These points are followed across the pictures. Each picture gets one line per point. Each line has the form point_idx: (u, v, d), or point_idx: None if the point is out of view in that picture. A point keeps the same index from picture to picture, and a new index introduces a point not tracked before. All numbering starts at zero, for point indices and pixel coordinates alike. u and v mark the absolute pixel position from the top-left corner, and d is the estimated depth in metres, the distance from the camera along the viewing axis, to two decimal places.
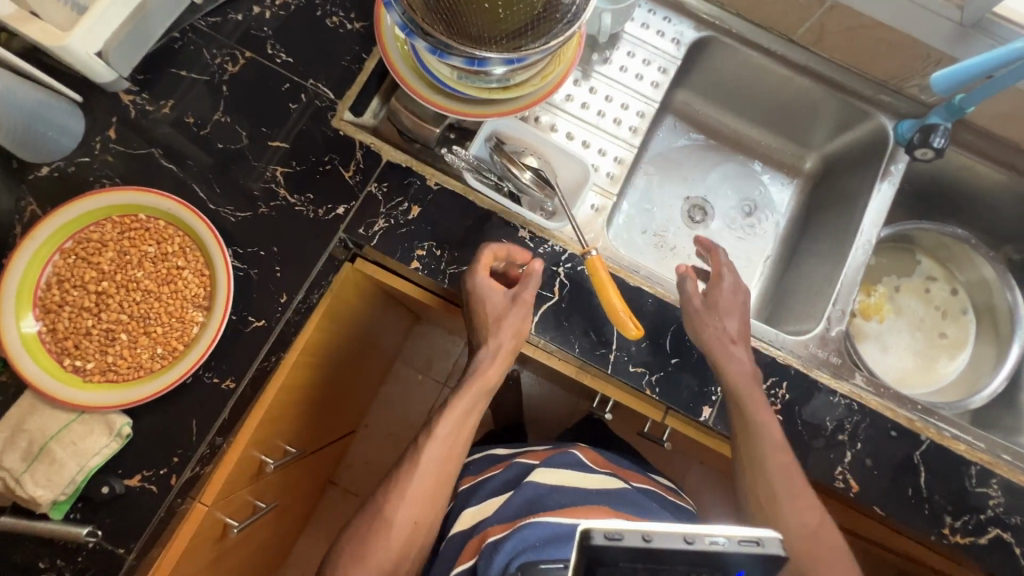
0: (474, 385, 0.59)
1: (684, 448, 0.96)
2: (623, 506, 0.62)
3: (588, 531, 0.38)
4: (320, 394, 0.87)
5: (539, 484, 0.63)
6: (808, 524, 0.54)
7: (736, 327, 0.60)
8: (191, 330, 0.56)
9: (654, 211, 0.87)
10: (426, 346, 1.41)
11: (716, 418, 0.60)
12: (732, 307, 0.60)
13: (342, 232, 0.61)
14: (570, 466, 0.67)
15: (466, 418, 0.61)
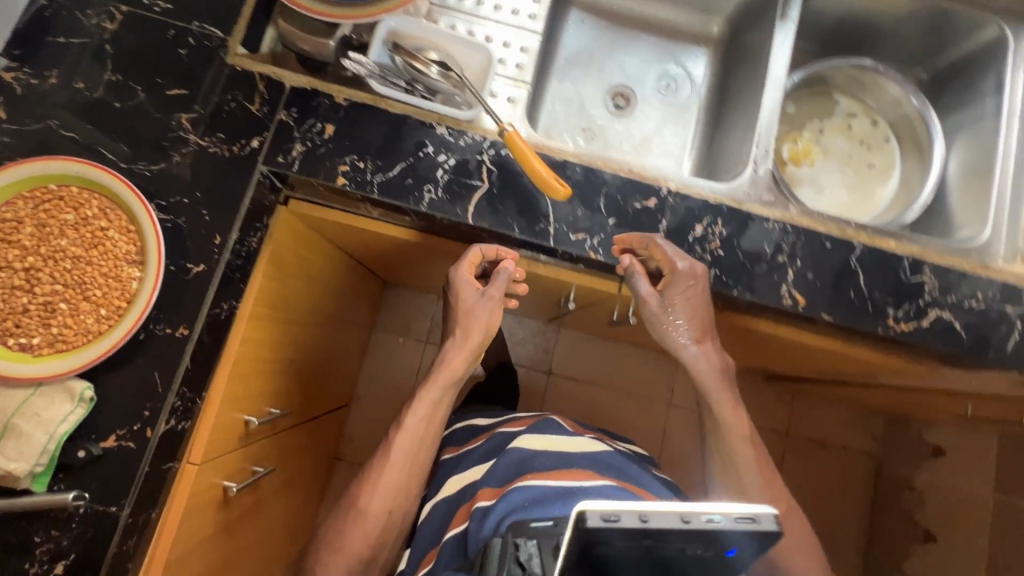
0: (439, 376, 0.67)
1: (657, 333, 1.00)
2: (607, 469, 0.61)
3: (583, 514, 0.36)
4: (294, 355, 0.88)
5: (524, 446, 0.64)
6: (752, 457, 0.66)
7: (692, 325, 0.63)
8: (131, 286, 0.56)
9: (580, 106, 0.87)
10: (400, 309, 1.42)
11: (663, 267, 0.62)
12: (694, 302, 0.61)
13: (261, 164, 0.61)
14: (556, 430, 0.67)
15: (435, 404, 0.68)
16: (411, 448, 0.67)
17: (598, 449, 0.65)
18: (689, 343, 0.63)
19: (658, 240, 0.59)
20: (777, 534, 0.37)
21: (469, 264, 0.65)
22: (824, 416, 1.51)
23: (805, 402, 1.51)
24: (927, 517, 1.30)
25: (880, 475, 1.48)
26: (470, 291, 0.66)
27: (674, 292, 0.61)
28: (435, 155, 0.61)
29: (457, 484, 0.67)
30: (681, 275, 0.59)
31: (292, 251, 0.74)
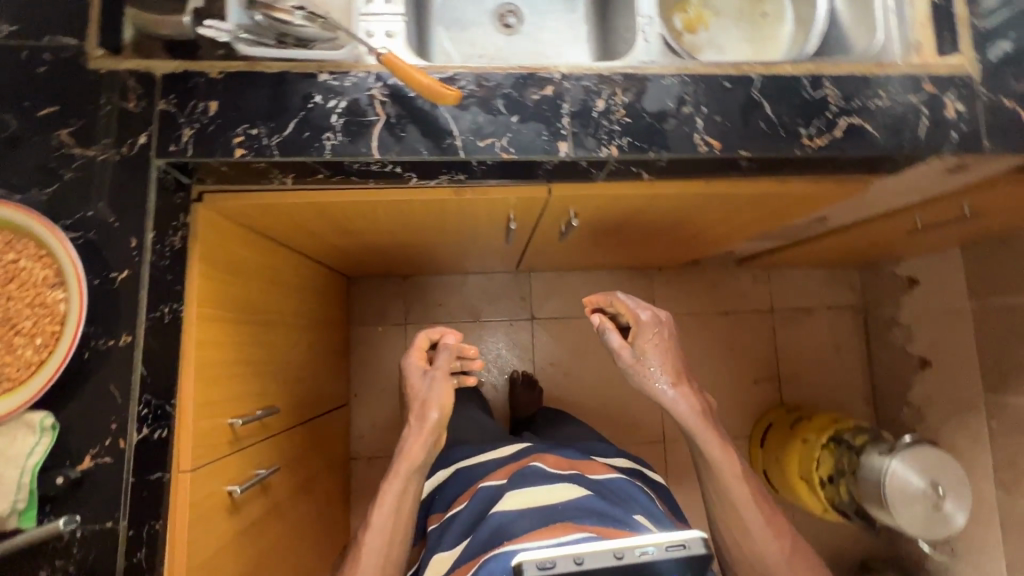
0: (401, 468, 0.72)
1: (610, 235, 1.02)
2: (586, 516, 0.68)
3: (524, 565, 0.49)
4: (266, 354, 0.88)
5: (505, 512, 0.71)
6: (760, 523, 0.77)
7: (665, 368, 0.76)
8: (59, 309, 0.55)
9: (470, 34, 0.86)
10: (371, 299, 1.42)
11: (576, 148, 0.63)
12: (659, 347, 0.76)
13: (156, 159, 0.59)
14: (536, 482, 0.76)
15: (404, 494, 0.73)
16: (383, 548, 0.72)
17: (572, 497, 0.72)
18: (669, 386, 0.76)
19: (617, 297, 0.78)
20: (702, 554, 0.50)
21: (416, 351, 0.75)
22: (803, 283, 1.55)
23: (782, 275, 1.55)
24: (918, 345, 1.35)
25: (869, 322, 1.53)
26: (417, 377, 0.74)
27: (644, 338, 0.76)
28: (324, 102, 0.61)
29: (443, 562, 0.73)
30: (647, 326, 0.76)
31: (229, 250, 0.74)
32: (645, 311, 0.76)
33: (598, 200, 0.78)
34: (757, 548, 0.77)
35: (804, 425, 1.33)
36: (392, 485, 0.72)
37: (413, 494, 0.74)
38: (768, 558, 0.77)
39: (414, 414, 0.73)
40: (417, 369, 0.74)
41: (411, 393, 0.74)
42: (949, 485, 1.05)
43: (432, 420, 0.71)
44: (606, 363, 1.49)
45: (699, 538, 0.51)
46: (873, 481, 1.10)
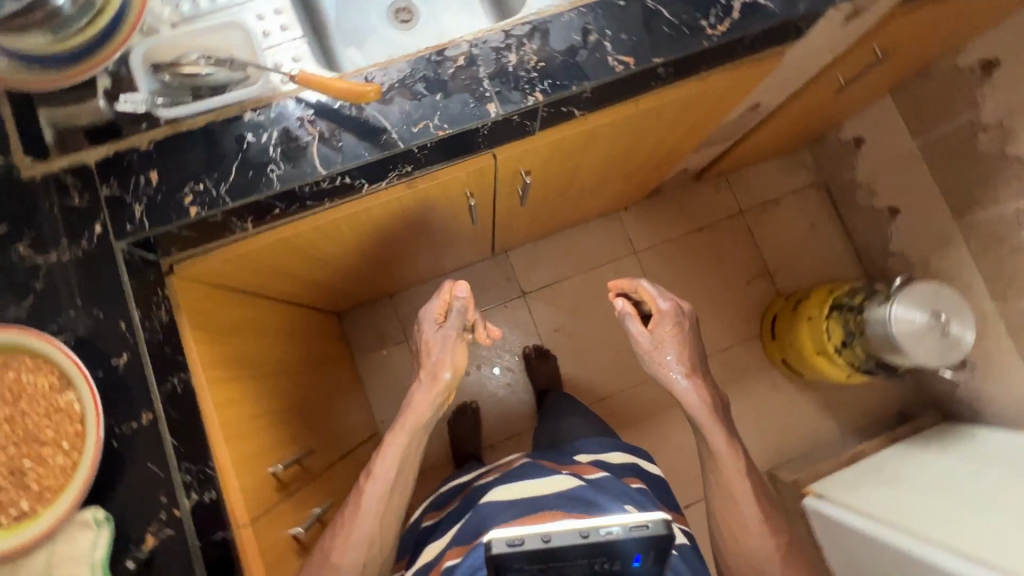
0: (408, 420, 0.76)
1: (567, 186, 1.06)
2: (574, 505, 0.69)
3: (493, 542, 0.59)
4: (284, 400, 0.90)
5: (493, 502, 0.73)
6: (754, 518, 0.81)
7: (681, 360, 0.82)
8: (75, 409, 0.56)
9: (371, 39, 0.88)
10: (367, 326, 1.45)
11: (503, 105, 0.65)
12: (674, 336, 0.82)
13: (117, 243, 0.61)
14: (525, 478, 0.77)
15: (406, 449, 0.76)
16: (383, 496, 0.74)
17: (565, 487, 0.74)
18: (682, 376, 0.82)
19: (640, 286, 0.85)
20: (660, 534, 0.59)
21: (435, 305, 0.78)
22: (761, 178, 1.60)
23: (739, 177, 1.60)
24: (883, 197, 1.40)
25: (833, 193, 1.58)
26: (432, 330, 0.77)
27: (662, 328, 0.83)
28: (258, 139, 0.63)
29: (431, 552, 0.77)
30: (665, 317, 0.82)
31: (215, 311, 0.76)
32: (666, 301, 0.83)
33: (541, 153, 0.81)
34: (749, 540, 0.80)
35: (805, 305, 1.37)
36: (398, 437, 0.75)
37: (416, 450, 0.77)
38: (760, 549, 0.80)
39: (424, 371, 0.77)
40: (432, 320, 0.78)
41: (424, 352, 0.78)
42: (949, 310, 1.10)
43: (444, 379, 0.75)
44: (605, 312, 1.53)
45: (659, 520, 0.59)
46: (882, 330, 1.15)
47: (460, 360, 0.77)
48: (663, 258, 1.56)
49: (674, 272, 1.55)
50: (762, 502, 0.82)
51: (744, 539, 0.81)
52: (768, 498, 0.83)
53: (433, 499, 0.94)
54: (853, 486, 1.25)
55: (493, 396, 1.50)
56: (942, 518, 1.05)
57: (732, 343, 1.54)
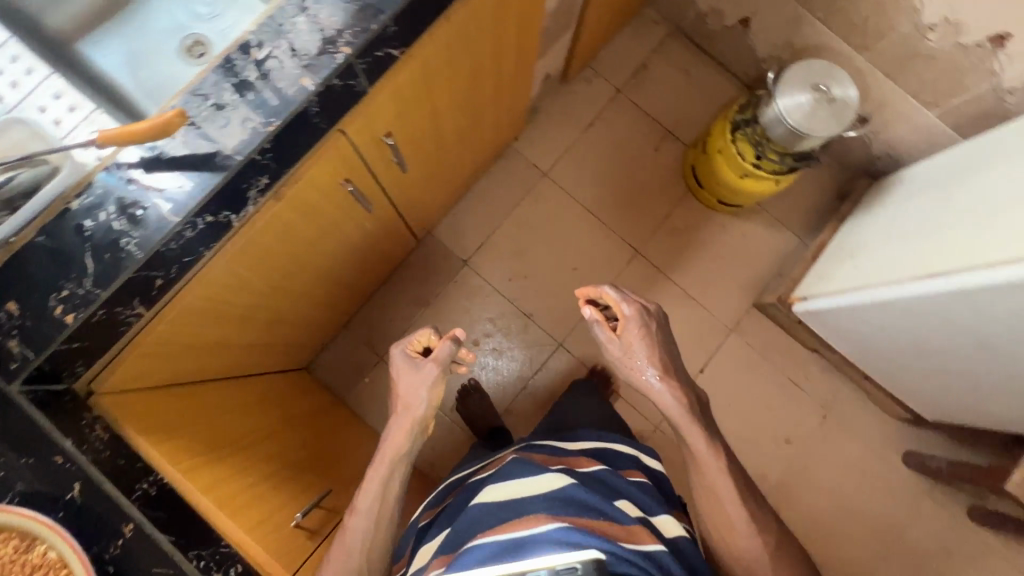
0: (387, 453, 0.84)
1: (441, 137, 1.06)
2: (565, 508, 0.74)
3: None
4: (279, 460, 0.90)
5: (487, 503, 0.78)
6: (743, 517, 0.86)
7: (655, 363, 0.89)
8: (52, 557, 0.54)
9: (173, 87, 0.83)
10: (339, 364, 1.47)
11: (317, 74, 0.63)
12: (641, 339, 0.89)
13: (13, 385, 0.59)
14: (526, 476, 0.81)
15: (387, 480, 0.83)
16: (370, 526, 0.80)
17: (557, 488, 0.77)
18: (655, 377, 0.88)
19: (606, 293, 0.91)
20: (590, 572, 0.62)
21: (407, 346, 0.87)
22: (619, 53, 1.63)
23: (601, 62, 1.62)
24: (730, 14, 1.44)
25: (689, 33, 1.61)
26: (405, 372, 0.85)
27: (629, 334, 0.89)
28: (98, 221, 0.59)
29: (426, 552, 0.81)
30: (633, 325, 0.89)
31: (161, 410, 0.73)
32: (631, 309, 0.89)
33: (389, 109, 0.79)
34: (738, 541, 0.85)
35: (711, 141, 1.40)
36: (378, 470, 0.83)
37: (398, 481, 0.83)
38: (751, 548, 0.85)
39: (399, 411, 0.86)
40: (407, 361, 0.86)
41: (401, 397, 0.86)
42: (826, 79, 1.16)
43: (418, 410, 0.84)
44: (546, 242, 1.55)
45: (590, 560, 0.63)
46: (781, 127, 1.20)
47: (431, 390, 0.85)
48: (571, 168, 1.59)
49: (587, 176, 1.59)
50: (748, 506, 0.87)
51: (733, 543, 0.86)
52: (755, 499, 0.88)
53: (429, 500, 0.94)
54: (826, 275, 1.32)
55: (486, 367, 1.50)
56: (902, 259, 1.10)
57: (670, 209, 1.57)
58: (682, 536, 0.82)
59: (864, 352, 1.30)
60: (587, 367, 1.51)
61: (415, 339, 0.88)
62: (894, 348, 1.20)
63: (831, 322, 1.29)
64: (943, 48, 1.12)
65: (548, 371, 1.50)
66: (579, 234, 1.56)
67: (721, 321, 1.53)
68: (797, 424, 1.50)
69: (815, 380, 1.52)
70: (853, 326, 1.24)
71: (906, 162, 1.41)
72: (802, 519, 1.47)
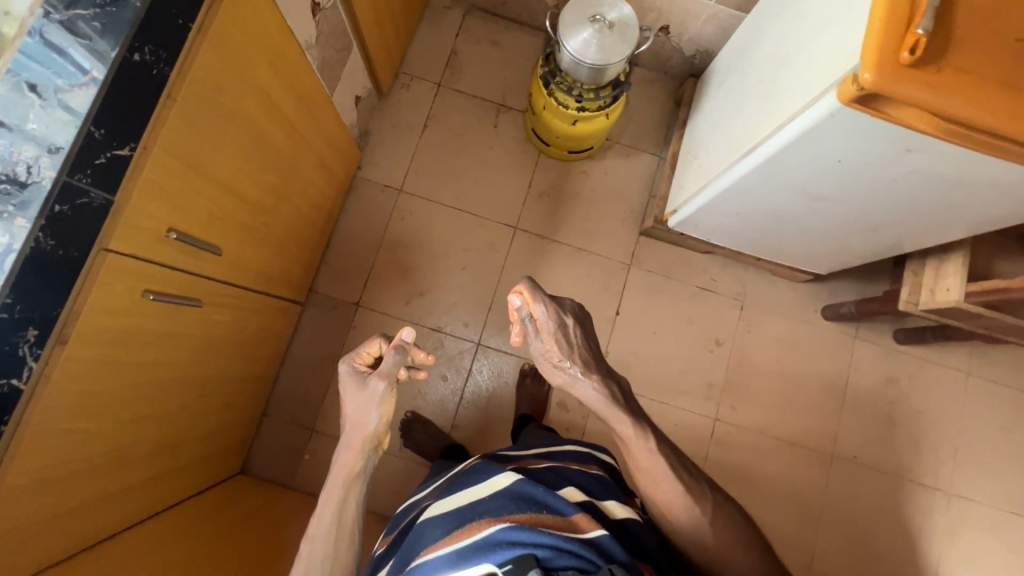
0: (340, 474, 0.82)
1: (252, 204, 1.02)
2: (512, 507, 0.64)
3: None
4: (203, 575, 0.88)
5: (433, 515, 0.70)
6: (679, 490, 0.77)
7: (576, 363, 0.81)
8: None
9: None
10: (272, 451, 1.43)
11: (30, 210, 0.61)
12: (560, 341, 0.81)
13: None
14: (472, 480, 0.72)
15: (344, 502, 0.80)
16: (326, 554, 0.76)
17: (502, 486, 0.67)
18: (579, 374, 0.81)
19: (517, 298, 0.82)
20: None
21: (355, 359, 0.89)
22: (425, 48, 1.62)
23: (412, 63, 1.61)
24: None
25: (481, 6, 1.62)
26: (353, 388, 0.87)
27: (547, 334, 0.82)
28: None
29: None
30: (552, 327, 0.81)
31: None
32: (549, 309, 0.81)
33: (155, 203, 0.75)
34: (677, 515, 0.77)
35: (534, 101, 1.42)
36: (333, 492, 0.81)
37: (354, 503, 0.81)
38: (689, 520, 0.76)
39: (349, 428, 0.85)
40: (353, 374, 0.88)
41: (351, 417, 0.86)
42: (599, 8, 1.18)
43: (368, 424, 0.84)
44: (428, 252, 1.54)
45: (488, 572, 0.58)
46: (583, 69, 1.22)
47: (381, 402, 0.85)
48: (422, 174, 1.57)
49: (439, 176, 1.58)
50: (682, 478, 0.77)
51: (675, 518, 0.77)
52: (689, 473, 0.79)
53: (391, 525, 0.85)
54: (682, 183, 1.35)
55: (418, 395, 1.48)
56: (730, 145, 1.13)
57: (530, 177, 1.59)
58: (630, 517, 0.71)
59: (741, 239, 1.35)
60: (513, 354, 1.51)
61: (362, 351, 0.90)
62: (760, 227, 1.25)
63: (701, 223, 1.33)
64: None
65: (477, 374, 1.50)
66: (455, 233, 1.55)
67: (617, 260, 1.56)
68: (720, 323, 1.55)
69: (720, 277, 1.57)
70: (718, 220, 1.28)
71: (715, 52, 1.46)
72: (757, 406, 1.52)
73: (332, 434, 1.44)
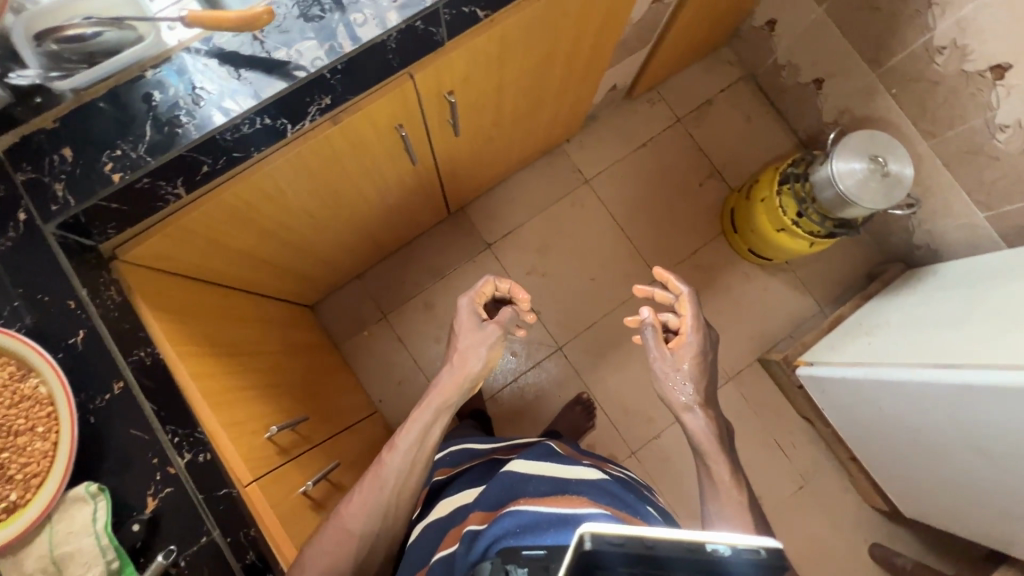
0: (436, 400, 0.78)
1: (500, 115, 1.08)
2: (602, 497, 0.70)
3: (584, 536, 0.47)
4: (267, 378, 0.90)
5: (521, 471, 0.76)
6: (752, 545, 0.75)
7: (696, 392, 0.86)
8: (41, 392, 0.55)
9: None
10: (342, 312, 1.50)
11: (403, 11, 0.66)
12: (694, 365, 0.88)
13: (46, 225, 0.60)
14: (554, 458, 0.81)
15: (430, 427, 0.77)
16: (405, 467, 0.74)
17: (590, 477, 0.76)
18: (694, 405, 0.85)
19: (681, 301, 0.90)
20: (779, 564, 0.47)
21: (476, 294, 0.86)
22: (688, 84, 1.64)
23: (669, 88, 1.64)
24: (806, 71, 1.46)
25: (760, 82, 1.63)
26: (468, 327, 0.84)
27: (684, 351, 0.89)
28: (165, 95, 0.62)
29: (446, 504, 0.82)
30: (693, 344, 0.89)
31: (161, 292, 0.72)
32: (696, 325, 0.90)
33: (458, 67, 0.81)
34: None
35: (757, 189, 1.41)
36: (423, 412, 0.78)
37: (438, 432, 0.78)
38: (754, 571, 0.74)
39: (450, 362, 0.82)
40: (472, 313, 0.85)
41: (457, 352, 0.83)
42: (886, 153, 1.15)
43: (472, 366, 0.81)
44: (572, 246, 1.56)
45: (776, 543, 0.47)
46: (831, 191, 1.20)
47: (490, 351, 0.84)
48: (614, 180, 1.60)
49: (625, 192, 1.60)
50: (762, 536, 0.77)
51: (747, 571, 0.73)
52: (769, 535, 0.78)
53: (447, 457, 0.95)
54: (838, 345, 1.31)
55: None
56: (921, 346, 1.09)
57: (699, 246, 1.58)
58: None
59: (858, 432, 1.29)
60: (580, 377, 1.51)
61: (480, 290, 0.88)
62: (889, 434, 1.19)
63: (832, 393, 1.28)
64: (1009, 151, 1.11)
65: (542, 371, 1.51)
66: (606, 247, 1.57)
67: (722, 367, 1.53)
68: (773, 487, 1.48)
69: (800, 448, 1.50)
70: (853, 400, 1.22)
71: (942, 258, 1.40)
72: None
73: (397, 332, 1.50)
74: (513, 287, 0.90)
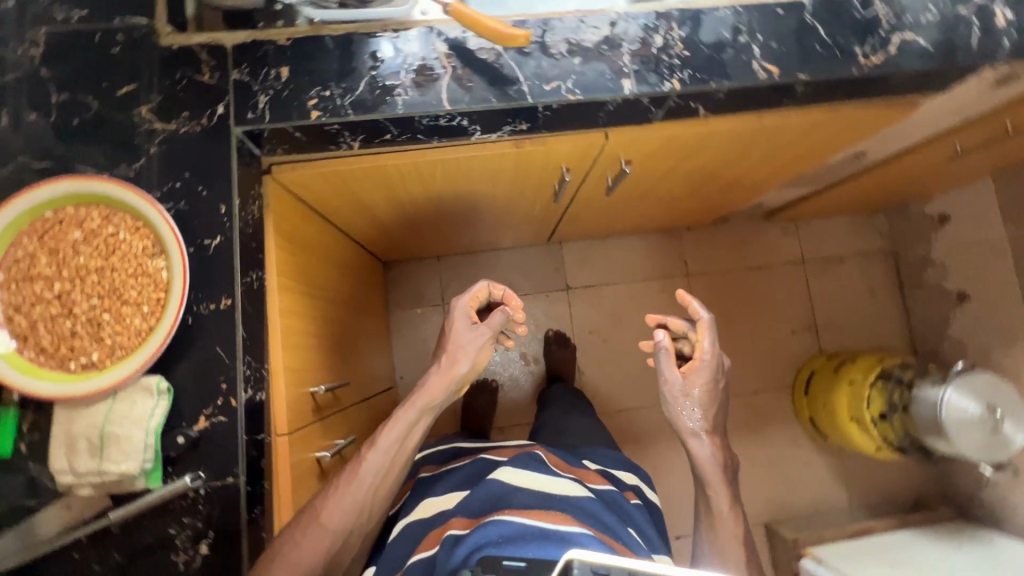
0: (419, 401, 0.66)
1: (652, 190, 1.05)
2: (584, 517, 0.65)
3: (571, 560, 0.48)
4: (326, 326, 0.89)
5: (503, 482, 0.68)
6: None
7: (705, 418, 0.76)
8: (161, 277, 0.56)
9: None
10: (406, 283, 1.51)
11: (637, 85, 0.65)
12: (707, 391, 0.76)
13: (235, 127, 0.61)
14: (537, 464, 0.72)
15: (410, 431, 0.66)
16: (382, 471, 0.64)
17: (574, 494, 0.68)
18: (702, 436, 0.76)
19: (700, 325, 0.77)
20: None
21: (470, 296, 0.70)
22: (828, 232, 1.57)
23: (808, 228, 1.58)
24: (954, 280, 1.37)
25: (901, 265, 1.55)
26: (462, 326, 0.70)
27: (696, 377, 0.77)
28: (392, 60, 0.63)
29: (431, 505, 0.71)
30: (708, 370, 0.76)
31: (286, 221, 0.72)
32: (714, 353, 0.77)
33: (648, 145, 0.79)
34: None
35: (850, 368, 1.33)
36: (403, 414, 0.66)
37: (421, 434, 0.67)
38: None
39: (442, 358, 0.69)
40: (462, 315, 0.70)
41: (446, 349, 0.69)
42: (1007, 409, 1.06)
43: (461, 369, 0.68)
44: (641, 328, 1.52)
45: None
46: (930, 412, 1.11)
47: (483, 352, 0.69)
48: (713, 287, 1.55)
49: (718, 303, 1.54)
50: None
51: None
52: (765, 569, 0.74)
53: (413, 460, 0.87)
54: (858, 558, 1.22)
55: (514, 383, 1.49)
56: None
57: (762, 388, 1.51)
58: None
59: None
60: None
61: (476, 292, 0.71)
62: None
63: None
64: None
65: None
66: None
67: None
68: None
69: None
70: None
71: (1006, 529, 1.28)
72: None
73: None
74: (508, 293, 0.73)
